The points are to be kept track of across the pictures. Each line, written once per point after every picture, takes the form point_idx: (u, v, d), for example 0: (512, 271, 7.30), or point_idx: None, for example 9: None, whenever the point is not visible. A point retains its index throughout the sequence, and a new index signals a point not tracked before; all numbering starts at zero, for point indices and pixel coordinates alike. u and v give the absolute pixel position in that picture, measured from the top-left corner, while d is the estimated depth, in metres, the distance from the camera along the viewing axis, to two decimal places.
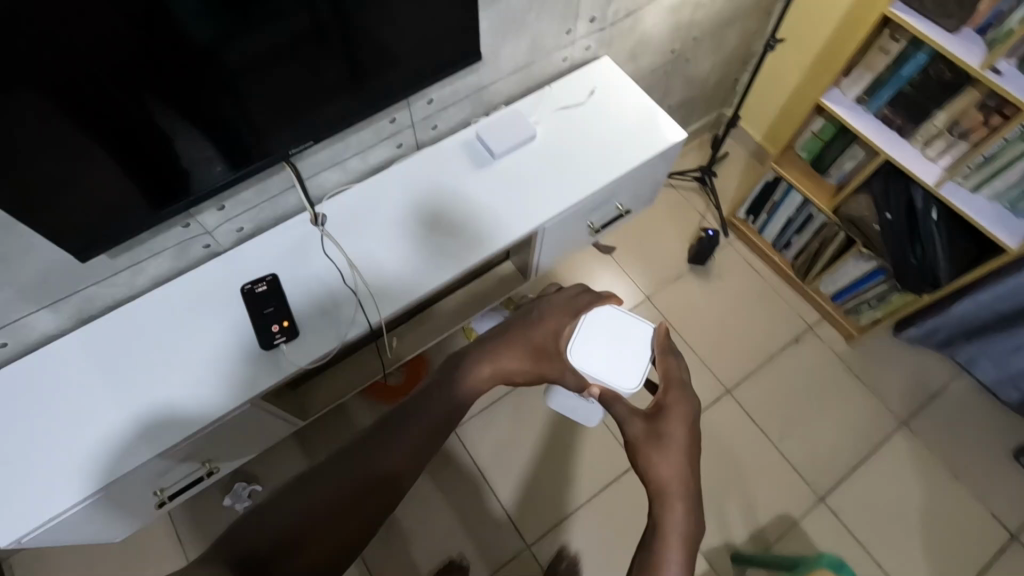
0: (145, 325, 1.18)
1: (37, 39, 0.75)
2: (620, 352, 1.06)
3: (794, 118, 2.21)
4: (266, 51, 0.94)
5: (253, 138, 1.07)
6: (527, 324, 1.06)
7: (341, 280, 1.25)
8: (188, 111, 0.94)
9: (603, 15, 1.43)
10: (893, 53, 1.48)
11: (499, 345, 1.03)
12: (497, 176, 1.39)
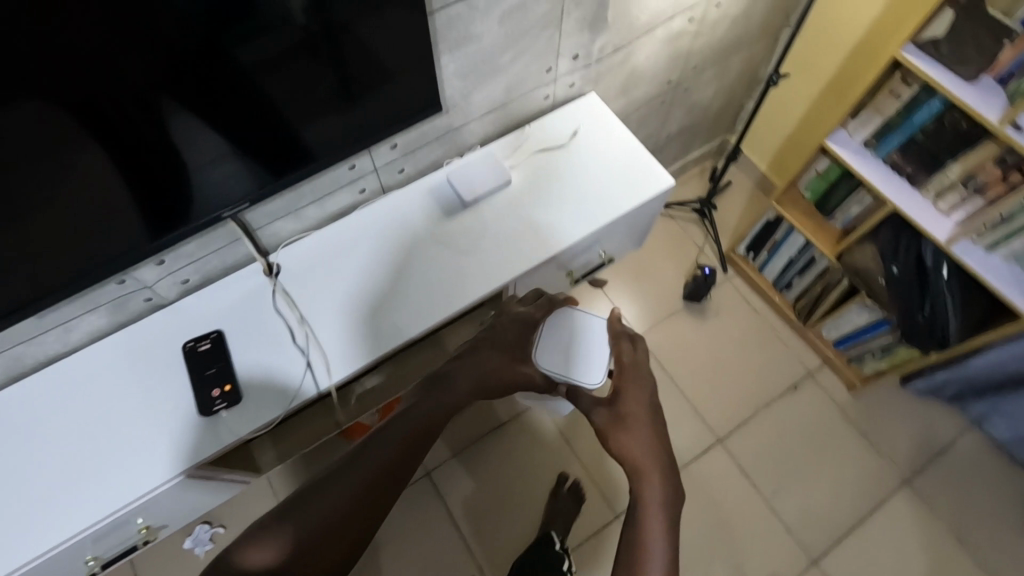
0: (97, 387, 1.11)
1: (36, 38, 0.68)
2: (577, 350, 1.21)
3: (800, 150, 2.08)
4: (280, 54, 0.86)
5: (262, 142, 0.98)
6: (499, 334, 1.20)
7: (290, 340, 1.16)
8: (199, 112, 0.86)
9: (588, 52, 1.32)
10: (904, 98, 1.36)
11: (475, 356, 1.16)
12: (467, 224, 1.29)
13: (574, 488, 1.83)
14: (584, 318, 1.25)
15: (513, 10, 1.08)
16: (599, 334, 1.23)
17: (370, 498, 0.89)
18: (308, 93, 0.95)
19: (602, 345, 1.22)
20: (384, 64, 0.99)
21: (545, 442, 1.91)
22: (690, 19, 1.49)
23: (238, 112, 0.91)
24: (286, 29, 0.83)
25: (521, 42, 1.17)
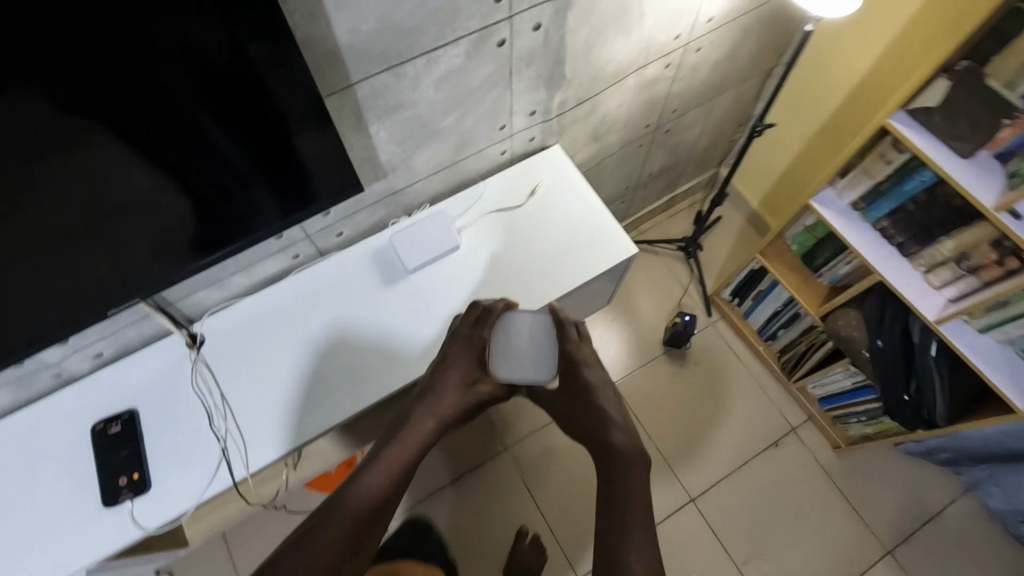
0: (92, 402, 1.08)
1: (36, 38, 0.59)
2: (524, 349, 1.07)
3: (793, 192, 1.95)
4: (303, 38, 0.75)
5: (283, 145, 0.87)
6: (452, 369, 1.06)
7: (209, 425, 1.07)
8: (221, 114, 0.77)
9: (547, 107, 1.21)
10: (895, 164, 1.24)
11: (436, 392, 1.04)
12: (409, 294, 1.19)
13: (535, 541, 1.75)
14: (521, 315, 1.09)
15: (451, 74, 0.98)
16: (542, 324, 1.09)
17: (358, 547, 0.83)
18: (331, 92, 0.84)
19: (548, 331, 1.08)
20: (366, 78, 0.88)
21: (540, 453, 1.89)
22: (667, 66, 1.37)
23: (250, 116, 0.80)
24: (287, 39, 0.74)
25: (465, 103, 1.06)
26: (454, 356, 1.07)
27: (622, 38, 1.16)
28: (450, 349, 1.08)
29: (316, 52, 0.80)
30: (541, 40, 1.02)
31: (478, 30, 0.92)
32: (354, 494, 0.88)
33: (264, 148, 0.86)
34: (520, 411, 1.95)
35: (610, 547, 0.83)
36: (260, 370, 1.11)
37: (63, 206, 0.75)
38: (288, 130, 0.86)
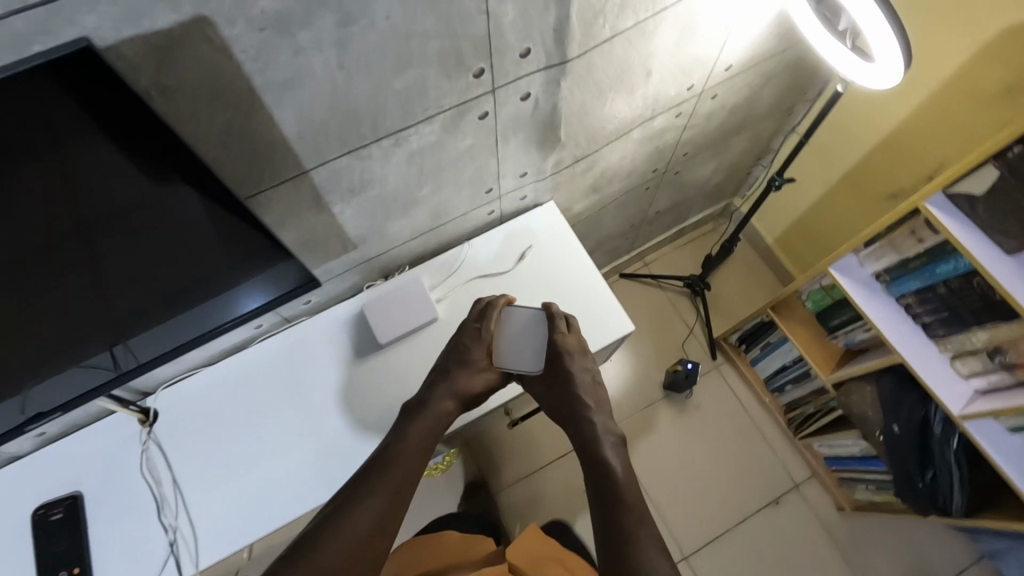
0: (51, 474, 1.02)
1: (25, 80, 0.47)
2: (516, 344, 1.07)
3: (812, 236, 1.81)
4: (299, 79, 0.63)
5: (292, 166, 0.75)
6: (462, 362, 1.02)
7: (157, 513, 0.99)
8: (232, 129, 0.65)
9: (539, 169, 1.09)
10: (925, 244, 1.11)
11: (452, 377, 1.00)
12: (379, 371, 1.10)
13: None
14: (516, 310, 1.08)
15: (424, 150, 0.86)
16: (534, 316, 1.07)
17: (395, 521, 0.80)
18: (326, 130, 0.72)
19: (539, 323, 1.07)
20: (344, 144, 0.76)
21: (538, 490, 1.79)
22: (677, 116, 1.24)
23: (254, 137, 0.67)
24: (277, 85, 0.63)
25: (443, 174, 0.95)
26: (464, 349, 1.03)
27: (625, 96, 1.03)
28: (459, 342, 1.05)
29: (259, 144, 0.68)
30: (530, 108, 0.90)
31: (454, 105, 0.80)
32: (387, 470, 0.85)
33: (272, 166, 0.73)
34: (523, 442, 1.86)
35: (613, 524, 0.80)
36: (249, 397, 1.08)
37: (46, 254, 0.63)
38: (289, 160, 0.74)
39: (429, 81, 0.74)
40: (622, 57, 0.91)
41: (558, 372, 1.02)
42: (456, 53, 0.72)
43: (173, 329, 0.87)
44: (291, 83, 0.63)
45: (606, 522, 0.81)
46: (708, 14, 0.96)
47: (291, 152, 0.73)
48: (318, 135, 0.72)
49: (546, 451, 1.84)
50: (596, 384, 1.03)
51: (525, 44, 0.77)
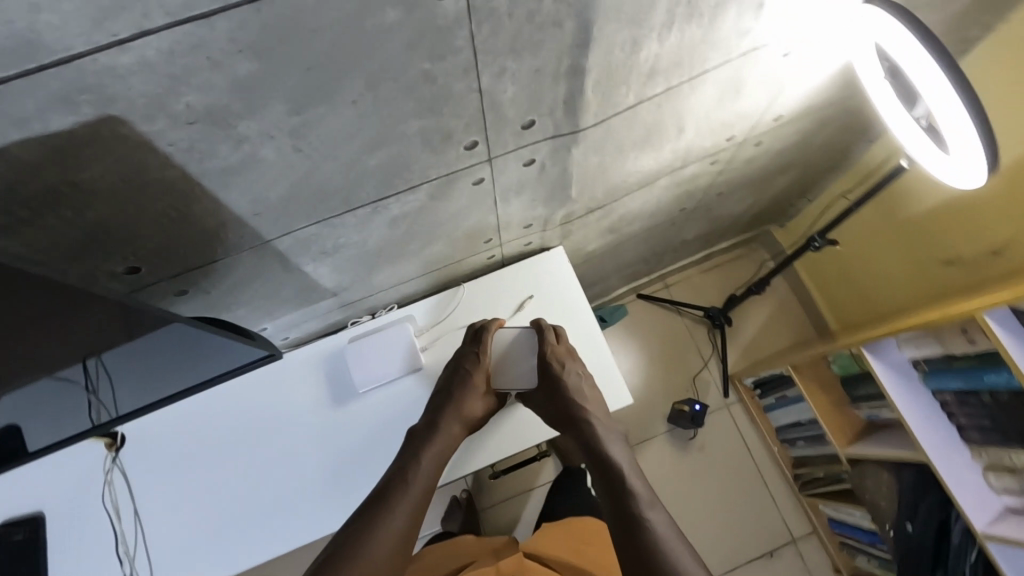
0: (15, 490, 1.00)
1: None
2: (511, 365, 1.01)
3: (850, 282, 1.65)
4: (246, 165, 0.54)
5: (250, 238, 0.66)
6: (463, 387, 0.96)
7: (116, 545, 0.97)
8: (170, 213, 0.56)
9: (545, 220, 0.98)
10: (974, 347, 0.97)
11: (458, 402, 0.95)
12: (354, 420, 1.03)
13: None
14: (511, 333, 1.02)
15: (409, 214, 0.76)
16: (527, 335, 1.01)
17: (411, 541, 0.81)
18: (286, 206, 0.63)
19: (530, 338, 1.01)
20: (310, 215, 0.66)
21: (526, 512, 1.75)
22: (712, 163, 1.10)
23: (200, 217, 0.59)
24: (220, 173, 0.53)
25: (433, 232, 0.85)
26: (465, 375, 0.97)
27: (650, 153, 0.90)
28: (459, 367, 0.99)
29: (206, 223, 0.60)
30: (535, 173, 0.78)
31: (443, 175, 0.70)
32: (397, 497, 0.83)
33: (226, 238, 0.64)
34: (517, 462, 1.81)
35: (624, 515, 0.81)
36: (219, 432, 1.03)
37: None
38: (246, 233, 0.65)
39: (411, 156, 0.64)
40: (649, 121, 0.78)
41: (550, 383, 0.96)
42: (441, 130, 0.61)
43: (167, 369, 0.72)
44: (237, 170, 0.54)
45: (617, 516, 0.81)
46: (758, 72, 0.81)
47: (247, 227, 0.64)
48: (279, 210, 0.63)
49: (539, 475, 1.79)
50: (589, 385, 0.98)
51: (529, 117, 0.65)
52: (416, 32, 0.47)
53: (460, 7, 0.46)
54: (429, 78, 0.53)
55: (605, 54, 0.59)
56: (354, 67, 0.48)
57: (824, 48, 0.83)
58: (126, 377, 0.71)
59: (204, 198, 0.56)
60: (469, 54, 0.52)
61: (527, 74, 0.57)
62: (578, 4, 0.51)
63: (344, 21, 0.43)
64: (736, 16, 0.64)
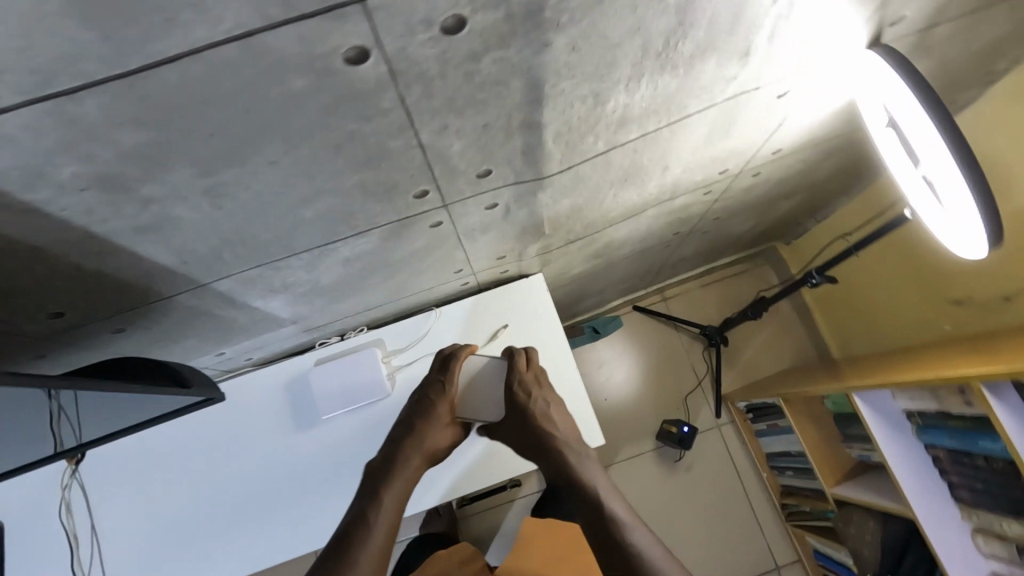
0: None
1: None
2: (477, 395, 0.90)
3: (857, 308, 1.58)
4: (158, 222, 0.49)
5: (182, 282, 0.62)
6: (427, 419, 0.84)
7: (72, 560, 0.96)
8: (83, 265, 0.52)
9: (519, 252, 0.92)
10: (970, 410, 0.91)
11: (422, 435, 0.83)
12: (317, 446, 1.00)
13: None
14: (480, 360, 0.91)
15: (361, 254, 0.71)
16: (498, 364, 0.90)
17: None
18: (215, 254, 0.58)
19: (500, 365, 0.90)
20: (247, 260, 0.62)
21: None
22: (705, 194, 1.03)
23: (120, 267, 0.55)
24: (131, 229, 0.49)
25: (393, 268, 0.80)
26: (428, 407, 0.86)
27: (632, 190, 0.84)
28: (422, 396, 0.88)
29: (127, 273, 0.56)
30: (499, 214, 0.73)
31: (394, 220, 0.65)
32: (358, 552, 0.68)
33: (156, 283, 0.60)
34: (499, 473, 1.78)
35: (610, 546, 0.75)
36: (178, 450, 1.00)
37: None
38: (176, 278, 0.61)
39: (353, 207, 0.59)
40: (626, 163, 0.72)
41: (517, 408, 0.87)
42: (382, 182, 0.56)
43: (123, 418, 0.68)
44: (149, 226, 0.49)
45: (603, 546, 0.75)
46: (751, 113, 0.74)
47: (176, 272, 0.60)
48: (209, 258, 0.58)
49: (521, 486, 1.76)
50: (557, 406, 0.90)
51: (483, 167, 0.60)
52: (332, 98, 0.42)
53: (380, 72, 0.41)
54: (358, 138, 0.48)
55: (563, 108, 0.53)
56: (264, 132, 0.43)
57: (826, 89, 0.75)
58: (88, 416, 0.68)
59: (118, 252, 0.52)
60: (401, 114, 0.47)
61: (474, 129, 0.52)
62: (523, 64, 0.45)
63: (241, 91, 0.38)
64: (717, 66, 0.58)
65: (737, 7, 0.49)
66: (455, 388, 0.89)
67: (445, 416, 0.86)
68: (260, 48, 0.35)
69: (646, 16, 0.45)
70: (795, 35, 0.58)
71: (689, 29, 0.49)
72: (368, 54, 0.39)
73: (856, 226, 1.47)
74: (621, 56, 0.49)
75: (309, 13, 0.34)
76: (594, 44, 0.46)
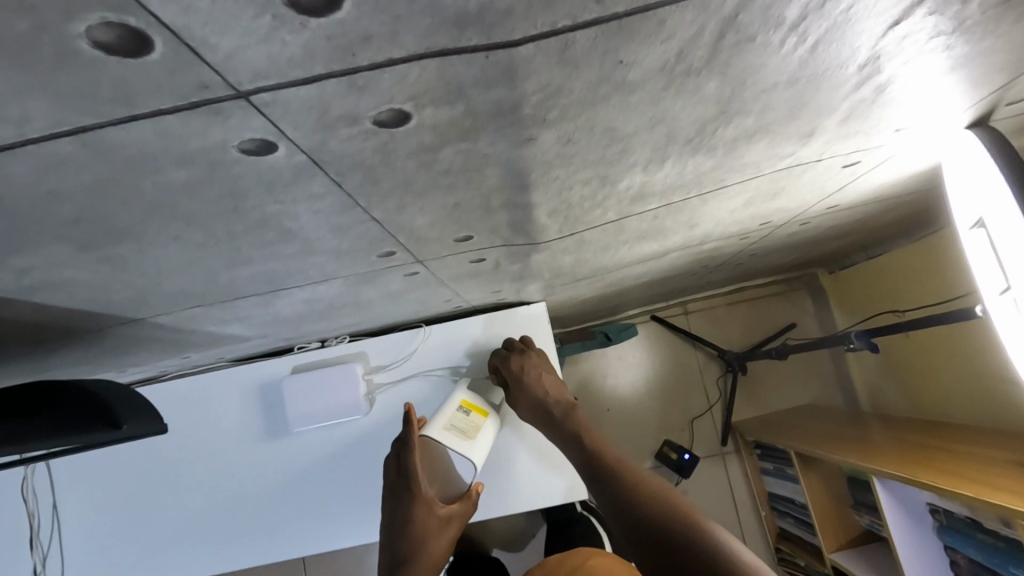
0: None
1: None
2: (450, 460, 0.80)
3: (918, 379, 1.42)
4: (51, 279, 0.41)
5: (113, 317, 0.54)
6: (413, 530, 0.72)
7: (31, 539, 0.92)
8: None
9: (517, 289, 0.82)
10: (1006, 530, 0.82)
11: (416, 547, 0.72)
12: (286, 458, 0.93)
13: None
14: (448, 432, 0.77)
15: (326, 295, 0.62)
16: (475, 451, 0.78)
17: None
18: (142, 299, 0.50)
19: (472, 457, 0.77)
20: (185, 302, 0.53)
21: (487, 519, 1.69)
22: (742, 239, 0.90)
23: (25, 309, 0.46)
24: (19, 285, 0.40)
25: (366, 303, 0.71)
26: (403, 506, 0.73)
27: (651, 243, 0.73)
28: (396, 493, 0.74)
29: (37, 314, 0.48)
30: (488, 265, 0.63)
31: (357, 273, 0.55)
32: None
33: (80, 318, 0.52)
34: None
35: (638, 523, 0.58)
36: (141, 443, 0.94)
37: None
38: (101, 315, 0.52)
39: (303, 265, 0.49)
40: (645, 224, 0.60)
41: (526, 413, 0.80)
42: (334, 247, 0.46)
43: (53, 457, 0.55)
44: (42, 284, 0.41)
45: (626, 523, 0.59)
46: (810, 180, 0.61)
47: (100, 311, 0.51)
48: (136, 302, 0.50)
49: None
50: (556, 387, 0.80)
51: (463, 234, 0.49)
52: (237, 185, 0.32)
53: (297, 161, 0.30)
54: (287, 216, 0.38)
55: (558, 190, 0.42)
56: (154, 211, 0.33)
57: (906, 161, 0.62)
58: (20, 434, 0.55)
59: (13, 301, 0.43)
60: (341, 196, 0.36)
61: (442, 207, 0.41)
62: (500, 155, 0.34)
63: (105, 179, 0.29)
64: (767, 146, 0.45)
65: (802, 96, 0.36)
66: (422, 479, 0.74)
67: (431, 512, 0.73)
68: (107, 143, 0.25)
69: (672, 109, 0.33)
70: (881, 115, 0.45)
71: (735, 117, 0.37)
72: (274, 146, 0.28)
73: (928, 305, 1.28)
74: (637, 144, 0.37)
75: (167, 108, 0.24)
76: (598, 135, 0.34)
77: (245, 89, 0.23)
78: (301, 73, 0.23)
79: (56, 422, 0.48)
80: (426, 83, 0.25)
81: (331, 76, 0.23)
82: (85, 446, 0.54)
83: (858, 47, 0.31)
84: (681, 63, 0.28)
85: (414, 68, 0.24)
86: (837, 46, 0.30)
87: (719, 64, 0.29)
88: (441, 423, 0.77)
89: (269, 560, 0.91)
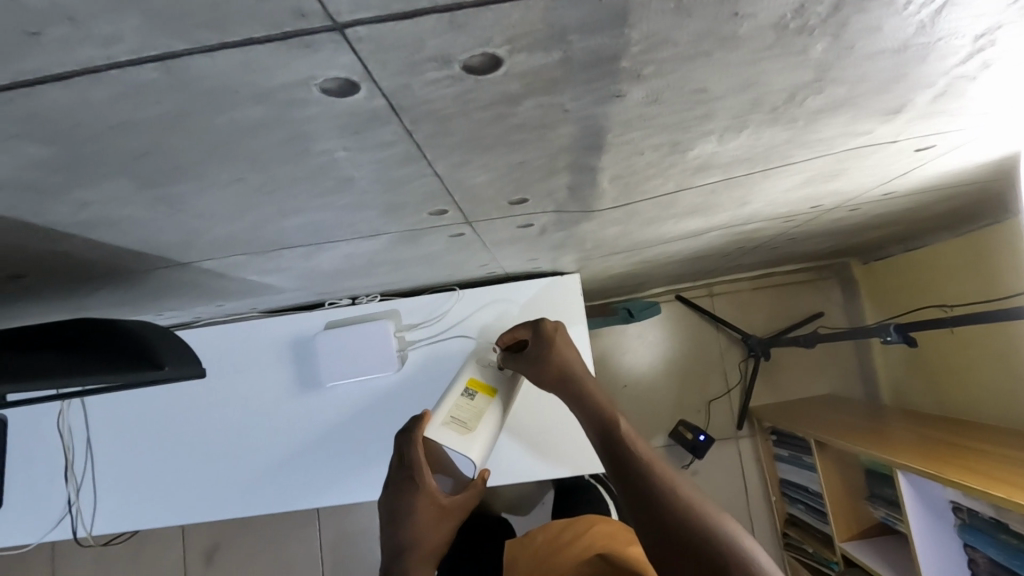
0: None
1: None
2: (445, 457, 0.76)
3: (948, 377, 1.39)
4: (110, 215, 0.40)
5: (160, 259, 0.54)
6: (412, 520, 0.72)
7: (66, 470, 0.96)
8: (34, 241, 0.44)
9: (554, 259, 0.81)
10: None
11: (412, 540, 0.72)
12: (312, 409, 0.94)
13: None
14: (447, 428, 0.74)
15: (368, 250, 0.61)
16: (474, 450, 0.73)
17: None
18: (191, 243, 0.49)
19: (469, 455, 0.73)
20: (234, 248, 0.53)
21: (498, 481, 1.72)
22: (785, 222, 0.88)
23: (79, 245, 0.46)
24: (78, 219, 0.40)
25: (404, 263, 0.70)
26: (405, 498, 0.72)
27: (698, 219, 0.71)
28: (399, 484, 0.74)
29: (91, 251, 0.48)
30: (534, 230, 0.61)
31: (404, 230, 0.55)
32: None
33: (131, 257, 0.52)
34: None
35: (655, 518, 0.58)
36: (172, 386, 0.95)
37: None
38: (149, 256, 0.52)
39: (354, 218, 0.48)
40: (700, 198, 0.59)
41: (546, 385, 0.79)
42: (387, 201, 0.45)
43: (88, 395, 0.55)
44: (101, 220, 0.41)
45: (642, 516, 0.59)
46: (878, 162, 0.59)
47: (148, 252, 0.51)
48: (186, 244, 0.50)
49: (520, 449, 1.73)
50: (574, 358, 0.77)
51: (518, 196, 0.48)
52: (307, 128, 0.31)
53: (375, 105, 0.29)
54: (350, 164, 0.37)
55: (627, 155, 0.41)
56: (218, 150, 0.33)
57: (982, 148, 0.59)
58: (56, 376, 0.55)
59: (70, 235, 0.43)
60: (408, 147, 0.35)
61: (505, 166, 0.40)
62: (579, 112, 0.33)
63: (180, 111, 0.28)
64: (847, 121, 0.43)
65: (905, 66, 0.34)
66: (427, 474, 0.73)
67: (432, 502, 0.72)
68: (191, 72, 0.24)
69: (768, 72, 0.31)
70: (974, 95, 0.42)
71: (827, 86, 0.35)
72: (356, 88, 0.27)
73: (971, 302, 1.24)
74: (720, 109, 0.35)
75: (260, 38, 0.22)
76: (684, 97, 0.32)
77: (342, 21, 0.22)
78: (403, 6, 0.21)
79: (103, 354, 0.48)
80: (527, 26, 0.24)
81: (432, 11, 0.22)
82: (117, 386, 0.54)
83: (983, 14, 0.29)
84: (797, 20, 0.26)
85: (519, 8, 0.22)
86: (966, 10, 0.28)
87: (835, 23, 0.27)
88: (441, 418, 0.74)
89: (292, 506, 0.93)
